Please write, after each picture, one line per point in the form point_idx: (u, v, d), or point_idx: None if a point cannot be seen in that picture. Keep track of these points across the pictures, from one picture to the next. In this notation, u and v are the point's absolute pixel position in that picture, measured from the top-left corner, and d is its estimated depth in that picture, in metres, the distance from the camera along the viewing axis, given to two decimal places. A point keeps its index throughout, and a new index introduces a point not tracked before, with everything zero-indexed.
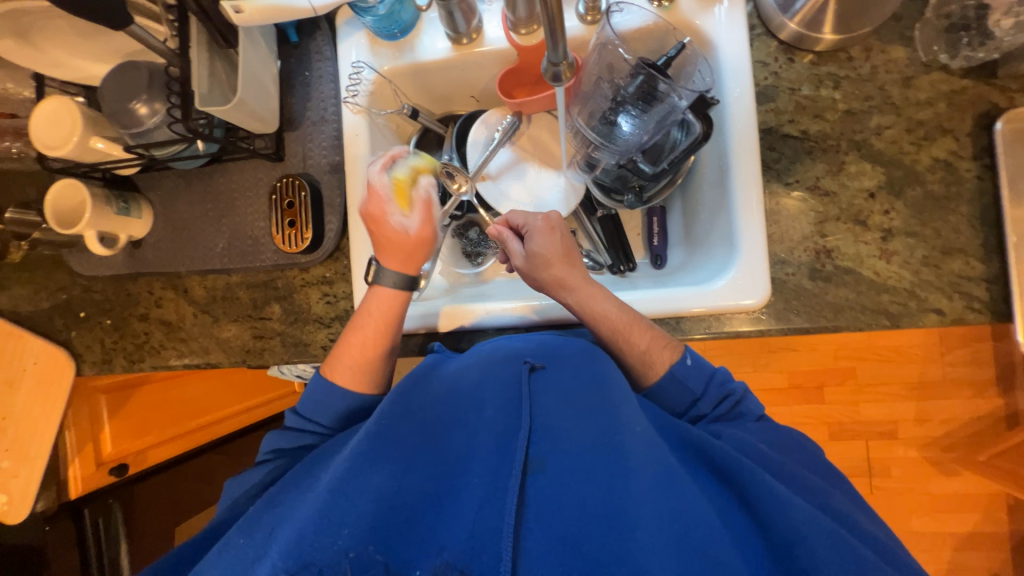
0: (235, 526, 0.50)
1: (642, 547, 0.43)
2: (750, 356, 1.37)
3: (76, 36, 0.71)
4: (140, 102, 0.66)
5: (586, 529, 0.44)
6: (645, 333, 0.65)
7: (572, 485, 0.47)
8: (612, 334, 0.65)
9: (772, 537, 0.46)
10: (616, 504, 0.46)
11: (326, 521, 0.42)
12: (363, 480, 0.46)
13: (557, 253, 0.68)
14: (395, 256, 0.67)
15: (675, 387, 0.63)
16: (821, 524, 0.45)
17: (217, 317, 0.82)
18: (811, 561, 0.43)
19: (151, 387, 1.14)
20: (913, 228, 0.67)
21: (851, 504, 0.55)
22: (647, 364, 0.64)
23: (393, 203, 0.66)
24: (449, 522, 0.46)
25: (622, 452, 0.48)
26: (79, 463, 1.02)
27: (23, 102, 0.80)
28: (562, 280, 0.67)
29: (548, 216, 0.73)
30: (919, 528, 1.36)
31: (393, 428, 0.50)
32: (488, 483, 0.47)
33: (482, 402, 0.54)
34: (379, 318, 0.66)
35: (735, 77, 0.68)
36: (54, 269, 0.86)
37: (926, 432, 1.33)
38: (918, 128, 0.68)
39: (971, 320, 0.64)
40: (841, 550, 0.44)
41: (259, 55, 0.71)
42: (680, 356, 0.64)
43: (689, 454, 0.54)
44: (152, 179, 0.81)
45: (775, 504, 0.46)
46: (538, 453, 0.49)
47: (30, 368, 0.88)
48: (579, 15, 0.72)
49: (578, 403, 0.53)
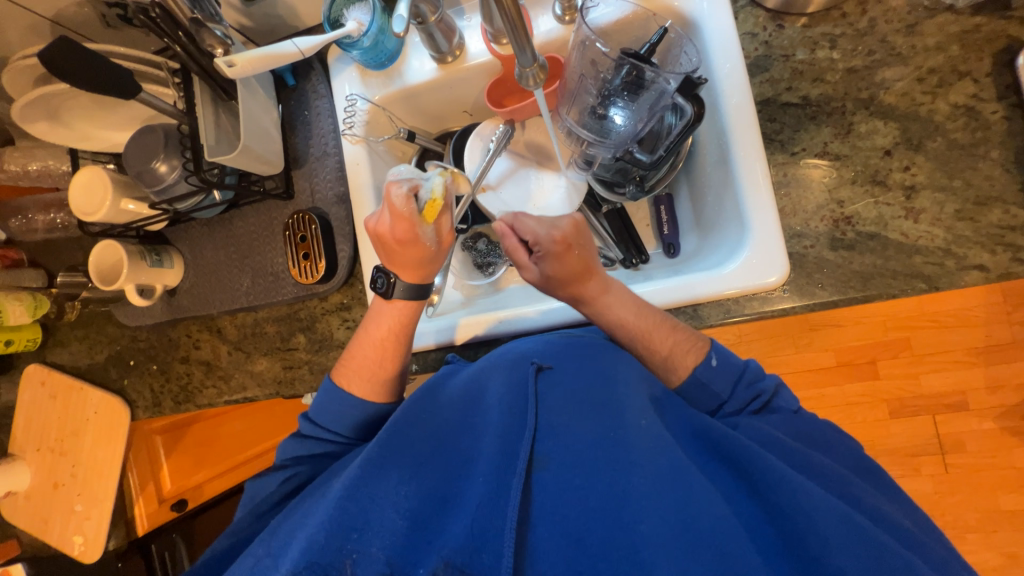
0: (256, 540, 0.51)
1: (646, 541, 0.42)
2: (790, 338, 1.29)
3: (99, 109, 0.78)
4: (159, 160, 0.71)
5: (590, 523, 0.44)
6: (666, 338, 0.63)
7: (577, 481, 0.47)
8: (636, 338, 0.64)
9: (782, 522, 0.44)
10: (618, 498, 0.45)
11: (338, 525, 0.44)
12: (372, 486, 0.48)
13: (561, 284, 0.66)
14: (405, 266, 0.65)
15: (698, 391, 0.61)
16: (832, 508, 0.44)
17: (250, 352, 0.87)
18: (821, 547, 0.42)
19: (201, 424, 1.24)
20: (939, 181, 0.62)
21: (883, 500, 0.52)
22: (670, 368, 0.63)
23: (421, 222, 0.61)
24: (453, 522, 0.46)
25: (624, 446, 0.48)
26: (142, 501, 1.10)
27: (63, 176, 0.89)
28: (576, 296, 0.66)
29: (556, 248, 0.65)
30: (1010, 507, 1.23)
31: (402, 436, 0.52)
32: (491, 482, 0.47)
33: (488, 406, 0.55)
34: (376, 339, 0.67)
35: (724, 53, 0.66)
36: (105, 324, 0.93)
37: (1001, 400, 1.21)
38: (930, 76, 0.63)
39: (1020, 273, 0.59)
40: (859, 544, 0.42)
41: (259, 102, 0.75)
42: (705, 356, 0.62)
43: (700, 445, 0.53)
44: (180, 232, 0.87)
45: (787, 489, 0.45)
46: (542, 452, 0.49)
47: (91, 417, 0.96)
48: (556, 17, 0.72)
49: (583, 401, 0.53)
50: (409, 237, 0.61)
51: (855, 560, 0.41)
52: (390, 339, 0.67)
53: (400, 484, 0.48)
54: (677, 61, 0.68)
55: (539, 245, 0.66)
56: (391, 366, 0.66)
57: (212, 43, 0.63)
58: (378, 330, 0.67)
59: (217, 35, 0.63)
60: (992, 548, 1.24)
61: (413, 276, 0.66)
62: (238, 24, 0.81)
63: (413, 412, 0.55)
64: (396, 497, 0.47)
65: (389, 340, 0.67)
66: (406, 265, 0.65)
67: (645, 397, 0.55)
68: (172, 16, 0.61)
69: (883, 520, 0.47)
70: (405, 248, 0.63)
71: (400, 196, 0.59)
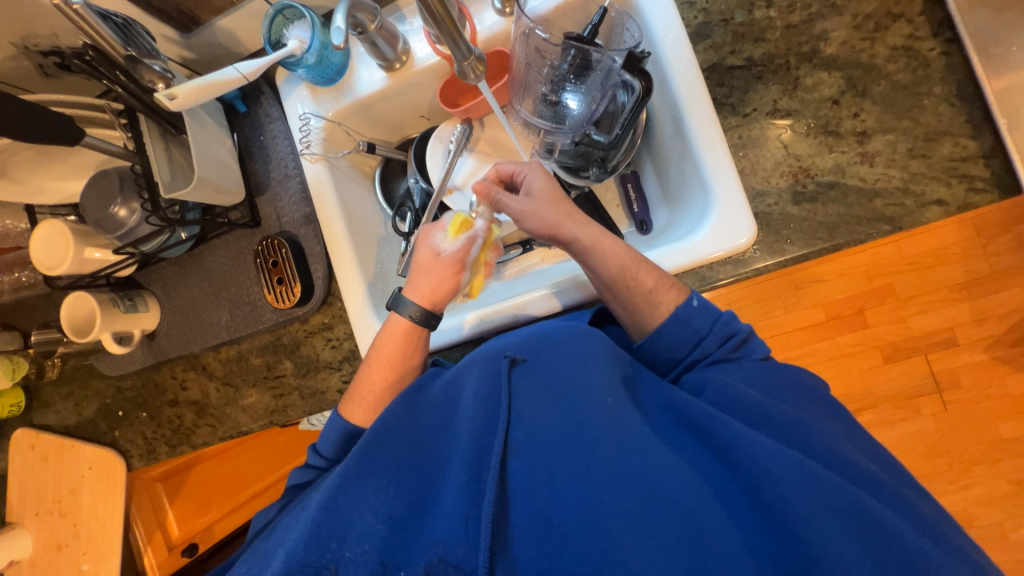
0: (252, 556, 0.53)
1: (607, 515, 0.44)
2: (777, 299, 1.19)
3: (50, 161, 0.77)
4: (117, 205, 0.71)
5: (559, 505, 0.46)
6: (651, 270, 0.61)
7: (547, 465, 0.48)
8: (620, 272, 0.61)
9: (744, 478, 0.45)
10: (583, 476, 0.46)
11: (315, 536, 0.46)
12: (350, 494, 0.49)
13: (548, 201, 0.66)
14: (418, 286, 0.66)
15: (679, 330, 0.60)
16: (788, 458, 0.44)
17: (238, 386, 0.86)
18: (777, 495, 0.43)
19: (204, 465, 1.24)
20: (888, 123, 0.63)
21: (862, 446, 0.52)
22: (653, 305, 0.61)
23: (472, 269, 0.68)
24: (430, 521, 0.48)
25: (591, 425, 0.49)
26: (150, 553, 1.17)
27: (22, 234, 0.87)
28: (569, 215, 0.65)
29: (544, 179, 0.68)
30: (1010, 434, 1.22)
31: (380, 440, 0.53)
32: (465, 477, 0.49)
33: (461, 403, 0.55)
34: (385, 356, 0.65)
35: (664, 26, 0.67)
36: (89, 377, 0.92)
37: (987, 331, 1.15)
38: (867, 22, 0.65)
39: (977, 203, 0.60)
40: (816, 488, 0.43)
41: (210, 132, 0.74)
42: (687, 297, 0.61)
43: (670, 416, 0.53)
44: (152, 274, 0.86)
45: (742, 446, 0.46)
46: (514, 440, 0.50)
47: (86, 474, 0.95)
48: (497, 10, 0.72)
49: (553, 386, 0.53)
50: (454, 275, 0.66)
51: (811, 503, 0.42)
52: (397, 344, 0.65)
53: (377, 490, 0.49)
54: (621, 38, 0.69)
55: (524, 172, 0.69)
56: (412, 356, 0.66)
57: (151, 78, 0.62)
58: (380, 353, 0.65)
59: (156, 70, 0.62)
60: (998, 476, 1.23)
61: (424, 303, 0.66)
62: (180, 58, 0.80)
63: (389, 419, 0.54)
64: (374, 501, 0.49)
65: (379, 352, 0.66)
66: (423, 290, 0.65)
67: (616, 374, 0.53)
68: (107, 56, 0.60)
69: (861, 469, 0.47)
70: (433, 265, 0.65)
71: (475, 242, 0.66)
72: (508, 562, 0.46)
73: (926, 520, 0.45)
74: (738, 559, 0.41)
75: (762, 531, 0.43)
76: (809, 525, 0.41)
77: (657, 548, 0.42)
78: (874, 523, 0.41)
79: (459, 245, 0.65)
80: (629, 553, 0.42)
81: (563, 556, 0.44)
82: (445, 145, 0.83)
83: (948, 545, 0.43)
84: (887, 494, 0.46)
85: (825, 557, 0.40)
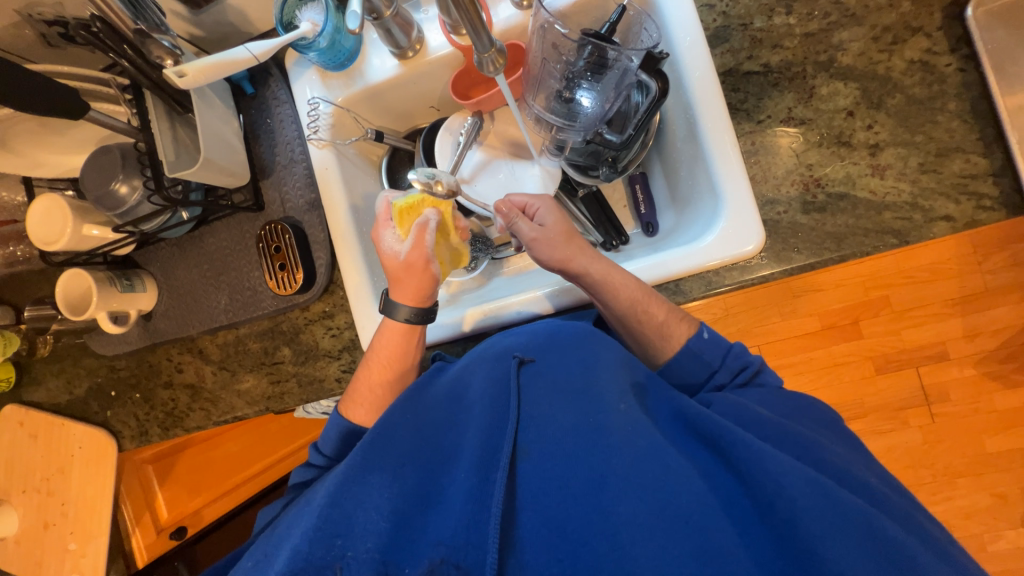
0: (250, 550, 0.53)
1: (620, 523, 0.43)
2: (774, 306, 1.21)
3: (51, 135, 0.75)
4: (119, 181, 0.69)
5: (570, 509, 0.46)
6: (661, 304, 0.64)
7: (557, 470, 0.48)
8: (631, 307, 0.63)
9: (754, 491, 0.45)
10: (596, 483, 0.46)
11: (321, 533, 0.46)
12: (357, 489, 0.49)
13: (559, 234, 0.67)
14: (398, 288, 0.67)
15: (691, 361, 0.63)
16: (799, 474, 0.44)
17: (235, 370, 0.85)
18: (788, 507, 0.43)
19: (194, 449, 1.23)
20: (901, 137, 0.64)
21: (858, 457, 0.52)
22: (665, 338, 0.64)
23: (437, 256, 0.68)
24: (438, 519, 0.48)
25: (602, 431, 0.48)
26: (139, 534, 1.16)
27: (19, 207, 0.86)
28: (578, 250, 0.66)
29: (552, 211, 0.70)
30: (995, 448, 1.22)
31: (389, 436, 0.54)
32: (474, 478, 0.48)
33: (471, 402, 0.55)
34: (388, 349, 0.66)
35: (683, 28, 0.66)
36: (81, 355, 0.90)
37: (978, 347, 1.17)
38: (885, 35, 0.65)
39: (984, 220, 0.61)
40: (825, 504, 0.43)
41: (216, 112, 0.72)
42: (697, 329, 0.64)
43: (680, 426, 0.53)
44: (150, 254, 0.85)
45: (751, 457, 0.46)
46: (524, 443, 0.50)
47: (76, 453, 0.94)
48: (514, 3, 0.72)
49: (564, 389, 0.53)
50: (426, 271, 0.66)
51: (823, 522, 0.41)
52: (393, 342, 0.66)
53: (384, 485, 0.49)
54: (638, 38, 0.68)
55: (536, 205, 0.71)
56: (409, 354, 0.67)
57: (160, 54, 0.62)
58: (383, 349, 0.66)
59: (165, 45, 0.61)
60: (981, 489, 1.23)
61: (411, 303, 0.67)
62: (188, 35, 0.79)
63: (397, 416, 0.56)
64: (381, 498, 0.49)
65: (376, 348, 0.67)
66: (406, 291, 0.66)
67: (626, 381, 0.54)
68: (114, 28, 0.58)
69: (858, 482, 0.47)
70: (401, 268, 0.66)
71: (426, 233, 0.66)
72: (517, 565, 0.45)
73: (924, 534, 0.45)
74: (749, 569, 0.41)
75: (773, 544, 0.43)
76: (821, 541, 0.41)
77: (668, 558, 0.41)
78: (877, 535, 0.42)
79: (410, 242, 0.65)
80: (641, 563, 0.41)
81: (574, 564, 0.43)
82: (455, 137, 0.83)
83: (944, 558, 0.44)
84: (885, 505, 0.46)
85: (836, 570, 0.40)
